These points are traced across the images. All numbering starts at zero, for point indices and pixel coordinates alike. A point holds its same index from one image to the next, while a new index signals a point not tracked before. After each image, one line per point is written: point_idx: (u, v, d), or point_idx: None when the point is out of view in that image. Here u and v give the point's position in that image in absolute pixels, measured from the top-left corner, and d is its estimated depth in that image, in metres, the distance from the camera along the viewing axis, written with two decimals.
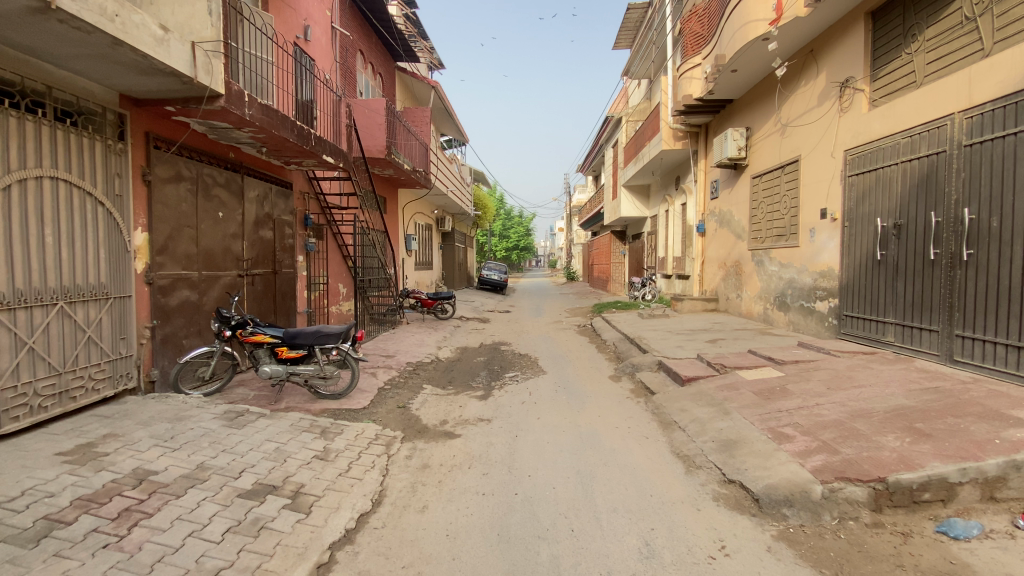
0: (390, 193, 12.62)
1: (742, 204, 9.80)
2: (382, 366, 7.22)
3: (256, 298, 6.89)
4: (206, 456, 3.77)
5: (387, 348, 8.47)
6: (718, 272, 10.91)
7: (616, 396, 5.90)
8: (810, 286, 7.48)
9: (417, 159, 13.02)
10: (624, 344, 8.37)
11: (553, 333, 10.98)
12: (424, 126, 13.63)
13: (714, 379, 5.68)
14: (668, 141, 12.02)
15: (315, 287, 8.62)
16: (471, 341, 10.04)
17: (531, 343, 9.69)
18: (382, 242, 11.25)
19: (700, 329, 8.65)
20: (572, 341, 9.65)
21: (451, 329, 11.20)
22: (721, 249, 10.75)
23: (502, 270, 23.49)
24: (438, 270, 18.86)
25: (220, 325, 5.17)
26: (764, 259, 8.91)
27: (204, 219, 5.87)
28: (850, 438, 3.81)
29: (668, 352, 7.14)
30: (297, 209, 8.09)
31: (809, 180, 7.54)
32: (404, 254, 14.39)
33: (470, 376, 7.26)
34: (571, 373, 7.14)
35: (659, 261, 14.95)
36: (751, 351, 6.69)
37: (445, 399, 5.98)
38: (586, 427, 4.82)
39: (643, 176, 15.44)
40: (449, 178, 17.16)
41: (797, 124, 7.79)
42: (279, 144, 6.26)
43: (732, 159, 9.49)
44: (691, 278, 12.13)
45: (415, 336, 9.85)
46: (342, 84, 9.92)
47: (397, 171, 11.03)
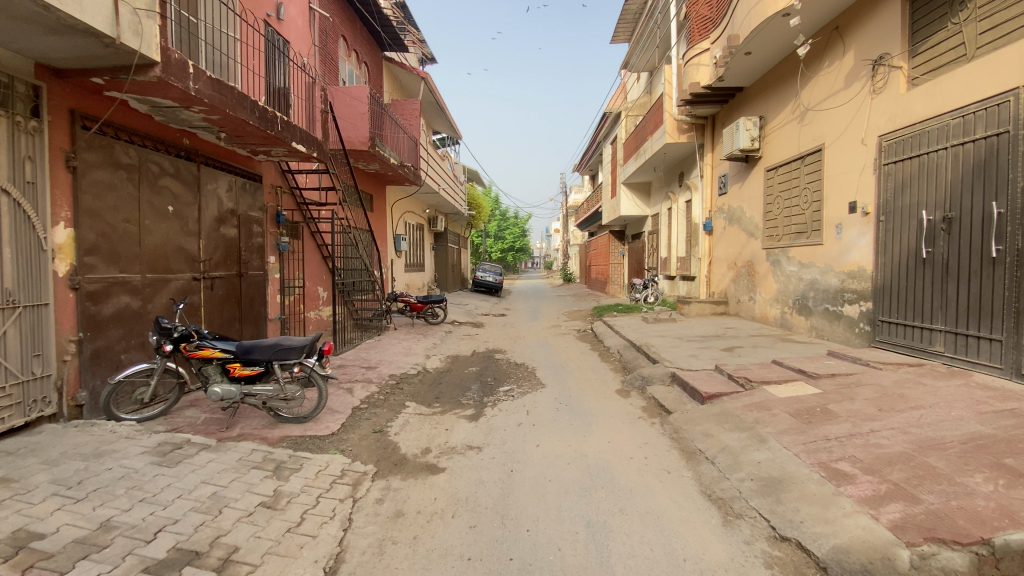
0: (376, 190, 11.80)
1: (754, 199, 9.07)
2: (361, 380, 6.42)
3: (217, 305, 6.08)
4: (116, 510, 3.02)
5: (369, 357, 7.66)
6: (727, 273, 10.14)
7: (626, 416, 5.12)
8: (837, 288, 6.74)
9: (405, 154, 12.23)
10: (630, 353, 7.59)
11: (551, 338, 10.19)
12: (414, 120, 12.84)
13: (739, 397, 4.92)
14: (672, 134, 11.26)
15: (289, 291, 7.80)
16: (463, 349, 9.24)
17: (528, 351, 8.91)
18: (367, 242, 10.45)
19: (712, 336, 7.90)
20: (572, 349, 8.87)
21: (441, 335, 10.40)
22: (731, 248, 10.01)
23: (497, 272, 22.70)
24: (429, 272, 18.07)
25: (159, 338, 4.34)
26: (781, 258, 8.17)
27: (148, 214, 5.08)
28: (928, 480, 3.05)
29: (680, 363, 6.38)
30: (268, 204, 7.28)
31: (835, 170, 6.79)
32: (393, 255, 13.59)
33: (459, 390, 6.47)
34: (573, 386, 6.36)
35: (662, 261, 14.19)
36: (776, 362, 5.93)
37: (430, 420, 5.18)
38: (594, 459, 4.04)
39: (645, 172, 14.66)
40: (441, 176, 16.33)
41: (820, 109, 7.06)
42: (239, 128, 5.47)
43: (744, 150, 8.75)
44: (698, 279, 11.37)
45: (402, 344, 9.04)
46: (321, 70, 9.12)
47: (382, 165, 10.24)
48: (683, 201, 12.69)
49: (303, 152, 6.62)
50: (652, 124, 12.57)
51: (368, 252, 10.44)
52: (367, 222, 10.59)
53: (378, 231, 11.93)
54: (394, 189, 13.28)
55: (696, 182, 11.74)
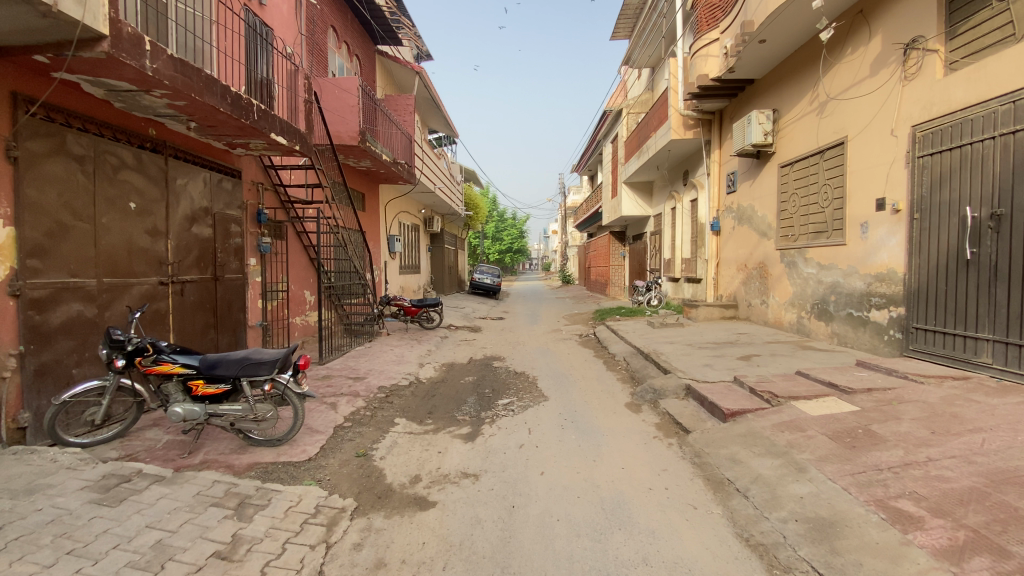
0: (368, 189, 11.27)
1: (766, 197, 8.56)
2: (347, 393, 5.88)
3: (187, 311, 5.54)
4: (34, 568, 2.48)
5: (358, 367, 7.12)
6: (737, 275, 9.61)
7: (639, 435, 4.60)
8: (862, 292, 6.24)
9: (399, 152, 11.70)
10: (638, 362, 7.07)
11: (552, 344, 9.66)
12: (408, 116, 12.32)
13: (766, 415, 4.40)
14: (677, 130, 10.70)
15: (272, 296, 7.26)
16: (459, 356, 8.72)
17: (528, 358, 8.39)
18: (358, 244, 9.92)
19: (725, 342, 7.39)
20: (574, 356, 8.37)
21: (436, 341, 9.87)
22: (740, 248, 9.51)
23: (495, 274, 22.20)
24: (425, 273, 17.52)
25: (110, 353, 3.79)
26: (796, 259, 7.65)
27: (106, 211, 4.54)
28: (1014, 525, 2.55)
29: (695, 374, 5.86)
30: (248, 202, 6.74)
31: (860, 165, 6.31)
32: (387, 257, 13.06)
33: (454, 404, 5.94)
34: (578, 399, 5.83)
35: (665, 263, 13.69)
36: (799, 373, 5.43)
37: (421, 440, 4.66)
38: (609, 490, 3.52)
39: (647, 171, 14.14)
40: (437, 175, 15.78)
41: (842, 99, 6.58)
42: (210, 117, 4.94)
43: (757, 145, 8.24)
44: (704, 281, 10.87)
45: (394, 351, 8.50)
46: (309, 61, 8.58)
47: (374, 162, 9.71)
48: (688, 200, 12.17)
49: (285, 146, 6.09)
50: (656, 121, 12.05)
51: (359, 254, 9.92)
52: (357, 223, 10.06)
53: (370, 232, 11.38)
54: (387, 188, 12.72)
55: (702, 180, 11.20)
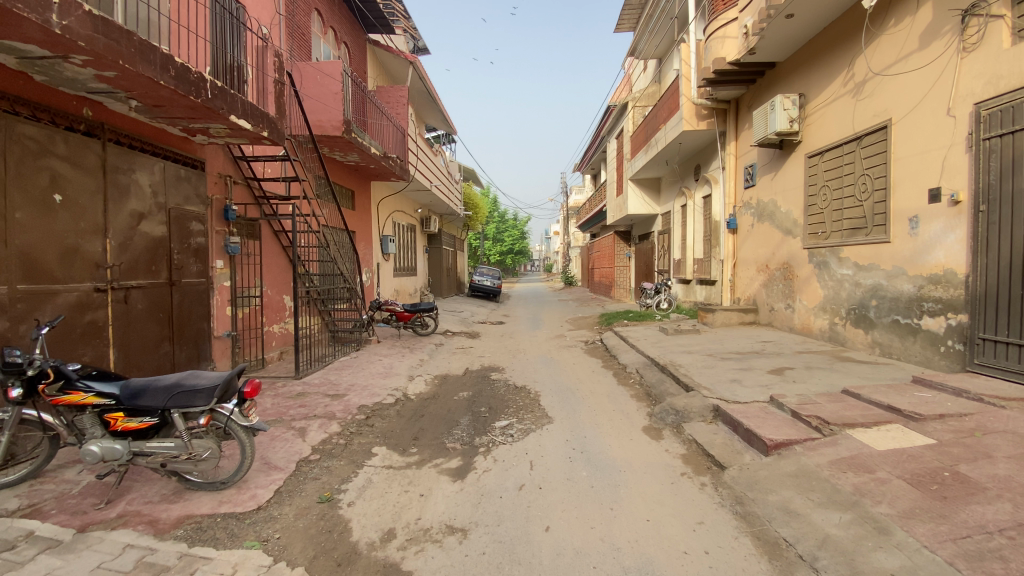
0: (358, 186, 10.50)
1: (791, 191, 7.77)
2: (322, 414, 5.10)
3: (134, 322, 4.78)
4: None
5: (339, 380, 6.34)
6: (758, 276, 8.80)
7: (662, 471, 3.81)
8: (912, 296, 5.44)
9: (391, 146, 10.95)
10: (654, 375, 6.29)
11: (555, 352, 8.87)
12: (401, 109, 11.55)
13: (819, 449, 3.63)
14: (689, 121, 9.87)
15: (243, 303, 6.49)
16: (454, 366, 7.93)
17: (529, 368, 7.61)
18: (345, 244, 9.15)
19: (750, 352, 6.60)
20: (581, 366, 7.58)
21: (430, 349, 9.09)
22: (760, 247, 8.71)
23: (495, 277, 21.42)
24: (422, 276, 16.77)
25: (6, 380, 3.06)
26: (828, 259, 6.84)
27: (20, 205, 3.79)
28: None
29: (723, 392, 5.07)
30: (213, 196, 5.99)
31: (908, 151, 5.53)
32: (380, 259, 12.30)
33: (445, 426, 5.16)
34: (587, 421, 5.04)
35: (675, 264, 12.90)
36: (847, 392, 4.64)
37: (400, 477, 3.88)
38: (632, 556, 2.75)
39: (655, 167, 13.36)
40: (434, 172, 14.99)
41: (885, 77, 5.81)
42: (151, 93, 4.21)
43: (780, 134, 7.44)
44: (720, 283, 10.07)
45: (383, 360, 7.72)
46: (289, 45, 7.83)
47: (362, 156, 8.95)
48: (700, 197, 11.36)
49: (249, 131, 5.32)
50: (666, 112, 11.26)
51: (347, 255, 9.15)
52: (344, 221, 9.29)
53: (360, 232, 10.61)
54: (379, 186, 11.93)
55: (716, 175, 10.41)
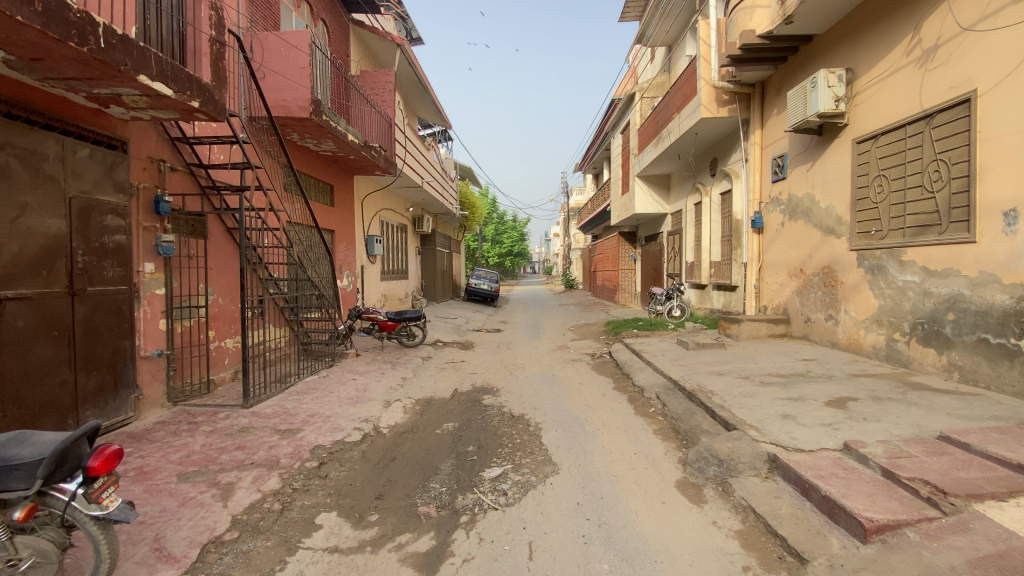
0: (337, 179, 9.40)
1: (833, 183, 6.65)
2: (262, 462, 3.97)
3: (14, 344, 3.66)
4: None
5: (298, 410, 5.22)
6: (789, 282, 7.68)
7: (715, 564, 2.70)
8: (1009, 310, 4.35)
9: (378, 136, 9.86)
10: (680, 404, 5.16)
11: (558, 368, 7.72)
12: (388, 95, 10.36)
13: (946, 539, 2.55)
14: (709, 107, 8.76)
15: (182, 314, 5.36)
16: (442, 385, 6.81)
17: (528, 389, 6.49)
18: (318, 246, 8.03)
19: (795, 374, 5.48)
20: (589, 388, 6.46)
21: (415, 364, 7.97)
22: (792, 249, 7.61)
23: (493, 279, 20.32)
24: (414, 279, 15.64)
25: None
26: (886, 262, 5.72)
27: None
28: None
29: (777, 434, 3.95)
30: (139, 184, 4.87)
31: (1000, 128, 4.44)
32: (365, 261, 11.16)
33: (419, 475, 4.03)
34: (602, 470, 3.93)
35: (688, 267, 11.80)
36: (945, 439, 3.55)
37: (347, 566, 2.78)
38: None
39: (666, 161, 12.24)
40: (426, 168, 13.86)
41: (970, 39, 4.71)
42: (16, 38, 3.09)
43: (823, 116, 6.34)
44: (743, 289, 8.96)
45: (357, 380, 6.59)
46: (249, 12, 6.71)
47: (338, 144, 7.82)
48: (717, 193, 10.24)
49: (176, 100, 4.21)
50: (681, 99, 10.17)
51: (320, 257, 8.04)
52: (317, 219, 8.16)
53: (339, 231, 9.49)
54: (363, 181, 10.80)
55: (737, 168, 9.31)
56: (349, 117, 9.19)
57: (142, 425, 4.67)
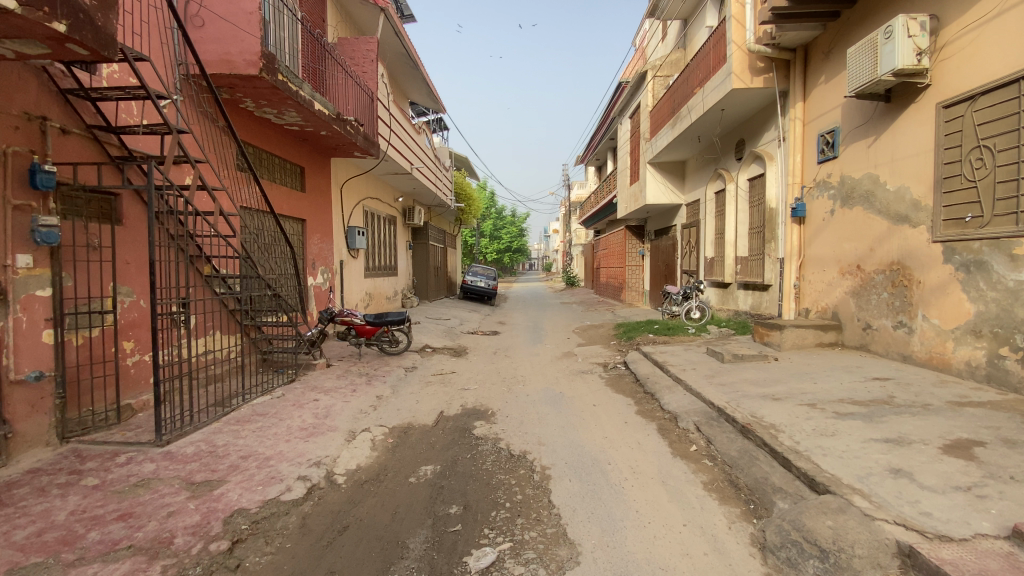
0: (309, 161, 8.10)
1: (909, 158, 5.39)
2: (145, 546, 2.73)
3: None
4: None
5: (230, 450, 3.97)
6: (840, 281, 6.46)
7: None
8: None
9: (361, 114, 8.54)
10: (733, 443, 3.91)
11: (565, 382, 6.48)
12: (370, 66, 9.01)
13: None
14: (742, 76, 7.50)
15: (80, 321, 4.11)
16: (425, 405, 5.57)
17: (531, 412, 5.25)
18: (278, 237, 6.75)
19: (876, 402, 4.24)
20: (605, 411, 5.22)
21: (396, 377, 6.71)
22: (847, 240, 6.34)
23: (490, 277, 19.09)
24: (404, 276, 14.35)
25: None
26: (992, 256, 4.47)
27: None
28: None
29: (898, 507, 2.71)
30: (9, 148, 3.59)
31: None
32: (346, 256, 9.87)
33: (376, 559, 2.78)
34: (646, 558, 2.67)
35: (708, 263, 10.54)
36: None
37: None
38: None
39: (683, 145, 10.96)
40: (416, 153, 12.54)
41: None
42: None
43: (899, 73, 5.09)
44: (779, 288, 7.71)
45: (320, 401, 5.33)
46: None
47: (303, 114, 6.54)
48: (745, 179, 8.99)
49: (33, 22, 2.93)
50: (705, 71, 8.90)
51: (282, 250, 6.77)
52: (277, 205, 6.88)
53: (311, 221, 8.23)
54: (342, 165, 9.51)
55: (772, 148, 8.05)
56: (327, 91, 7.97)
57: (5, 477, 3.40)
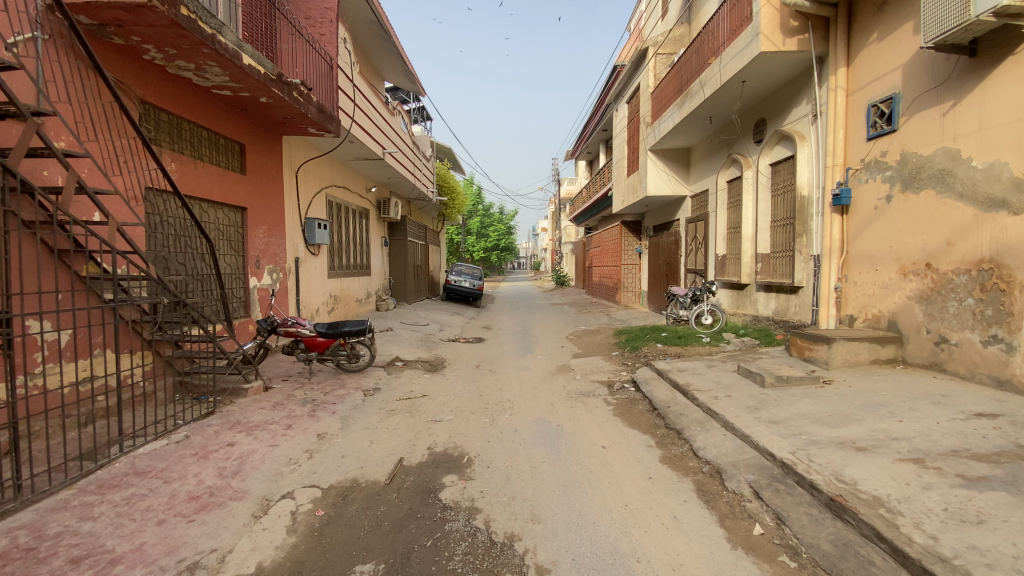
0: (248, 136, 6.67)
1: (1007, 125, 4.18)
2: None
3: None
4: None
5: (60, 548, 2.63)
6: (901, 283, 5.23)
7: None
8: None
9: (316, 82, 7.15)
10: (821, 531, 2.63)
11: (563, 409, 5.18)
12: (328, 27, 7.58)
13: None
14: (772, 37, 6.27)
15: None
16: (380, 447, 4.23)
17: (519, 458, 3.94)
18: (195, 228, 5.32)
19: (1011, 458, 2.99)
20: (619, 456, 3.93)
21: (351, 403, 5.34)
22: (912, 231, 5.10)
23: (476, 276, 17.75)
24: (378, 275, 12.94)
25: None
26: None
27: None
28: None
29: None
30: None
31: None
32: (304, 253, 8.46)
33: None
34: None
35: (721, 261, 9.31)
36: None
37: None
38: None
39: (691, 128, 9.71)
40: (391, 137, 11.13)
41: None
42: None
43: (999, 13, 3.94)
44: (814, 291, 6.46)
45: (235, 449, 3.97)
46: None
47: (229, 70, 5.15)
48: (768, 164, 7.75)
49: None
50: (721, 39, 7.66)
51: (200, 245, 5.33)
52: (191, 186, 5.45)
53: (253, 210, 6.80)
54: (298, 145, 8.10)
55: (804, 126, 6.81)
56: (276, 57, 6.88)
57: None
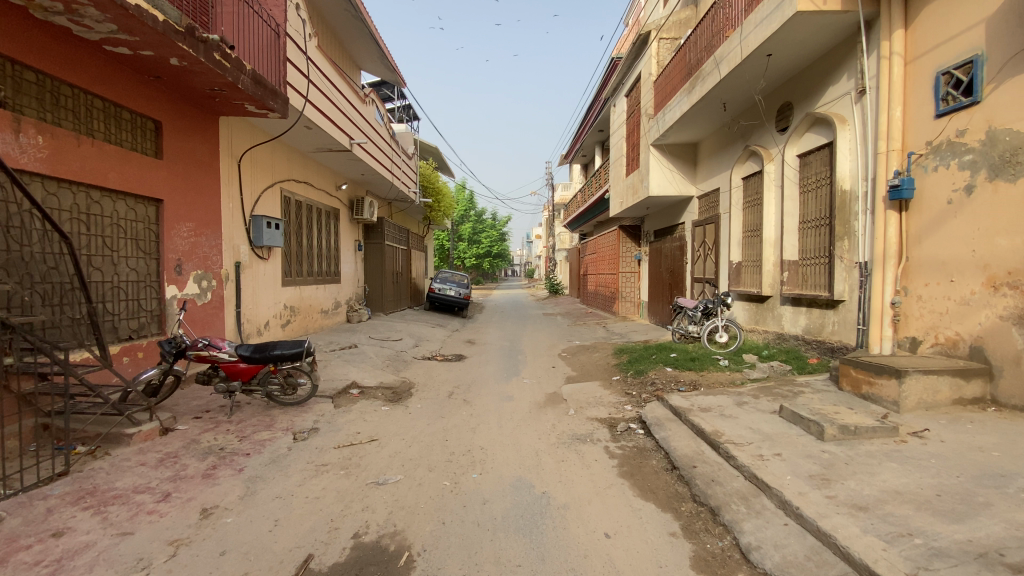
0: (166, 114, 5.42)
1: None
2: None
3: None
4: None
5: None
6: (990, 299, 4.05)
7: None
8: None
9: (256, 53, 5.91)
10: None
11: (550, 462, 3.91)
12: None
13: None
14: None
15: None
16: (286, 532, 2.94)
17: (483, 554, 2.67)
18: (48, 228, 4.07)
19: None
20: (627, 550, 2.68)
21: (272, 454, 4.02)
22: (1009, 228, 3.91)
23: (462, 285, 16.50)
24: (349, 283, 11.64)
25: None
26: None
27: None
28: None
29: None
30: None
31: None
32: (249, 256, 7.16)
33: None
34: None
35: (736, 269, 8.10)
36: None
37: None
38: None
39: (701, 119, 8.54)
40: (363, 128, 9.89)
41: None
42: None
43: None
44: (861, 307, 5.24)
45: (58, 544, 2.69)
46: None
47: (114, 13, 3.91)
48: (796, 154, 6.56)
49: None
50: (740, 8, 6.50)
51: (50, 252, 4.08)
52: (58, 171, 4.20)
53: (172, 204, 5.53)
54: (242, 130, 6.85)
55: (845, 107, 5.63)
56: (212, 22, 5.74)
57: None
